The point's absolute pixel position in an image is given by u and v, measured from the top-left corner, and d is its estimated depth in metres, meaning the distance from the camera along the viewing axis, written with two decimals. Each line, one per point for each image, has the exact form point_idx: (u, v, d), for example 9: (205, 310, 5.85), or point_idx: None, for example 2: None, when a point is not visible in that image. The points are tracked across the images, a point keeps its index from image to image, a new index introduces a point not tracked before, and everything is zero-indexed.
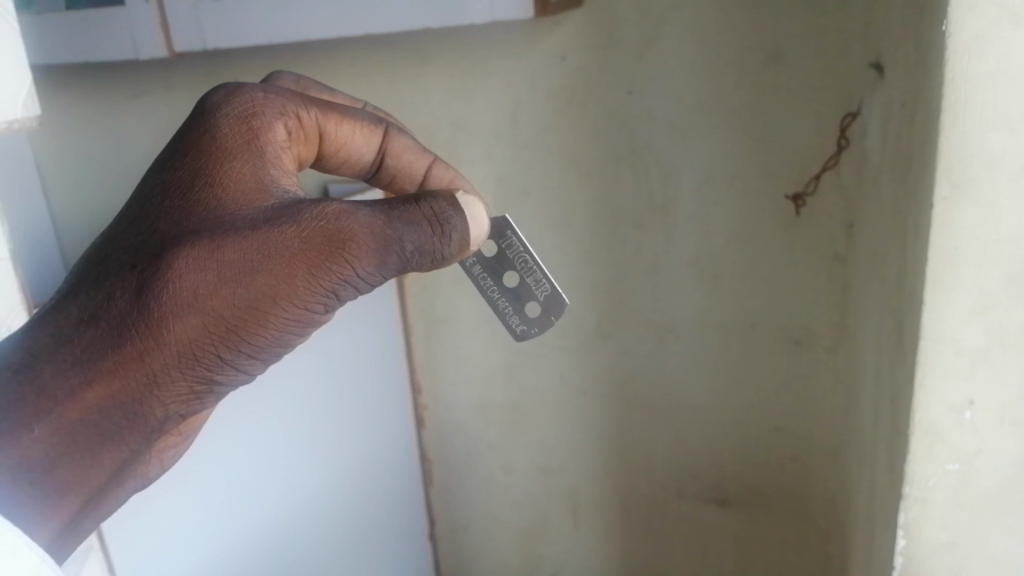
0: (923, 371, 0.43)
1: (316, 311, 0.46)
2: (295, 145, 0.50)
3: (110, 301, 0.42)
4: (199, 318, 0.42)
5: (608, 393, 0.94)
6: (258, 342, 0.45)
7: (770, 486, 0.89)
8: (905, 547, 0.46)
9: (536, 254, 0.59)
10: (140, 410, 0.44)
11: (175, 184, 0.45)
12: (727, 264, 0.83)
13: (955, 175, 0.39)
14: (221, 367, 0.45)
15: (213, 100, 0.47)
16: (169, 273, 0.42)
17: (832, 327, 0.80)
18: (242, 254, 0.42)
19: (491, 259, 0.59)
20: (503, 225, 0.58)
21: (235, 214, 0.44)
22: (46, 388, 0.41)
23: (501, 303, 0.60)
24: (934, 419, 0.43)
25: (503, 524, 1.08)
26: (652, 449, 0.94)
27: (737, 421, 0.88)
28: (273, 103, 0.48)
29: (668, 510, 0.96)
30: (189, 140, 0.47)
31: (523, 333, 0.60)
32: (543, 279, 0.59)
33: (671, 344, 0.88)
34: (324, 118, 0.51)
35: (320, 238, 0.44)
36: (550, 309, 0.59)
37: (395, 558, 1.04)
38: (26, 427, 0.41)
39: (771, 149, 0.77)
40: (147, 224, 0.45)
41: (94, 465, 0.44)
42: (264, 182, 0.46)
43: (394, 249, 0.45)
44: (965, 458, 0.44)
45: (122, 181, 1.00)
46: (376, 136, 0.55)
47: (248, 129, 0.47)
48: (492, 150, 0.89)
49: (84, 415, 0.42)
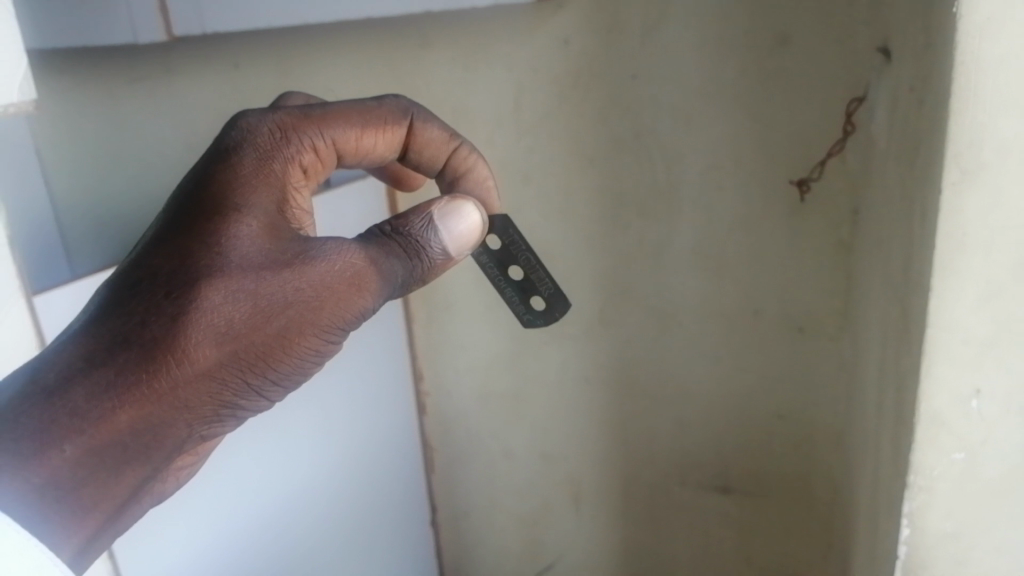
0: (929, 361, 0.42)
1: (330, 340, 0.49)
2: (318, 168, 0.54)
3: (142, 324, 0.42)
4: (232, 347, 0.44)
5: (611, 381, 0.94)
6: (280, 369, 0.47)
7: (772, 473, 0.89)
8: (909, 537, 0.45)
9: (537, 252, 0.64)
10: (166, 431, 0.44)
11: (202, 211, 0.46)
12: (730, 251, 0.82)
13: (965, 161, 0.39)
14: (244, 392, 0.46)
15: (233, 138, 0.50)
16: (208, 304, 0.43)
17: (836, 315, 0.80)
18: (274, 288, 0.45)
19: (495, 253, 0.65)
20: (507, 222, 0.64)
21: (263, 247, 0.46)
22: (80, 409, 0.41)
23: (507, 293, 0.67)
24: (940, 409, 0.42)
25: (505, 511, 1.08)
26: (653, 436, 0.94)
27: (740, 409, 0.88)
28: (290, 142, 0.51)
29: (670, 497, 0.96)
30: (211, 171, 0.48)
31: (529, 322, 0.67)
32: (545, 276, 0.65)
33: (673, 331, 0.88)
34: (344, 139, 0.55)
35: (342, 273, 0.48)
36: (554, 303, 0.66)
37: (397, 545, 1.04)
38: (59, 447, 0.40)
39: (776, 135, 0.76)
40: (174, 248, 0.45)
41: (116, 483, 0.44)
42: (283, 217, 0.49)
43: (395, 279, 0.51)
44: (970, 447, 0.43)
45: (122, 166, 1.00)
46: (398, 137, 0.59)
47: (267, 169, 0.50)
48: (495, 137, 0.88)
49: (114, 436, 0.42)
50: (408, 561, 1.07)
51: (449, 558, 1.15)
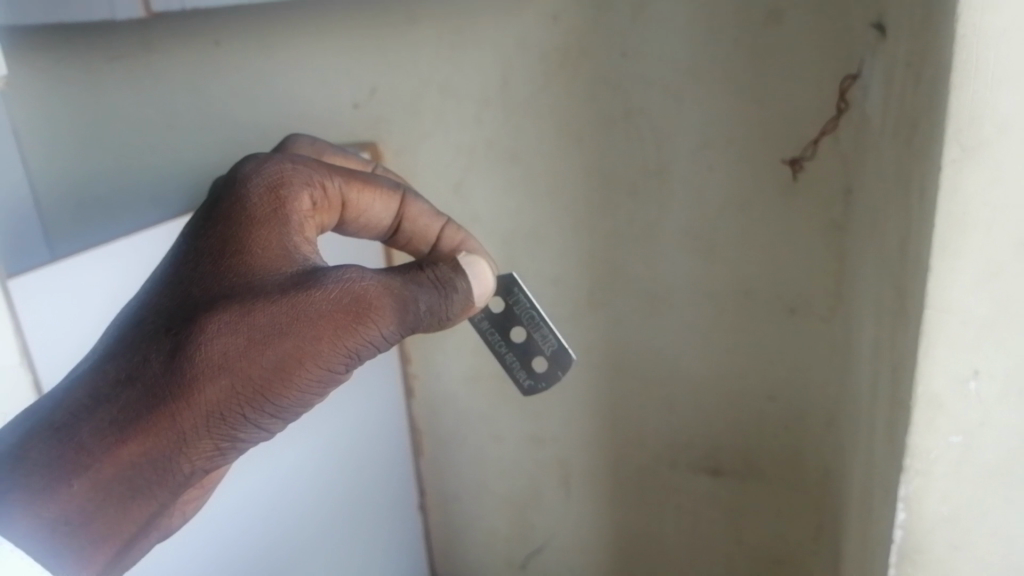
0: (927, 342, 0.41)
1: (338, 370, 0.48)
2: (320, 213, 0.53)
3: (145, 361, 0.43)
4: (229, 380, 0.44)
5: (600, 364, 0.93)
6: (282, 402, 0.46)
7: (763, 455, 0.89)
8: (904, 520, 0.44)
9: (542, 311, 0.68)
10: (170, 465, 0.44)
11: (207, 251, 0.47)
12: (722, 230, 0.81)
13: (965, 138, 0.37)
14: (244, 426, 0.46)
15: (246, 169, 0.50)
16: (202, 337, 0.43)
17: (827, 296, 0.80)
18: (271, 318, 0.44)
19: (500, 317, 0.68)
20: (511, 284, 0.67)
21: (265, 278, 0.46)
22: (84, 445, 0.42)
23: (509, 357, 0.70)
24: (938, 391, 0.41)
25: (495, 495, 1.07)
26: (644, 418, 0.93)
27: (731, 390, 0.88)
28: (301, 174, 0.51)
29: (660, 479, 0.96)
30: (219, 210, 0.49)
31: (530, 384, 0.70)
32: (550, 335, 0.69)
33: (663, 313, 0.87)
34: (347, 186, 0.54)
35: (344, 301, 0.46)
36: (556, 362, 0.69)
37: (385, 530, 1.03)
38: (66, 483, 0.41)
39: (768, 113, 0.75)
40: (182, 288, 0.46)
41: (124, 518, 0.44)
42: (289, 248, 0.48)
43: (410, 308, 0.49)
44: (969, 430, 0.42)
45: (100, 146, 0.98)
46: (393, 202, 0.58)
47: (276, 198, 0.49)
48: (481, 115, 0.86)
49: (118, 471, 0.42)
50: (396, 544, 1.06)
51: (438, 542, 1.15)
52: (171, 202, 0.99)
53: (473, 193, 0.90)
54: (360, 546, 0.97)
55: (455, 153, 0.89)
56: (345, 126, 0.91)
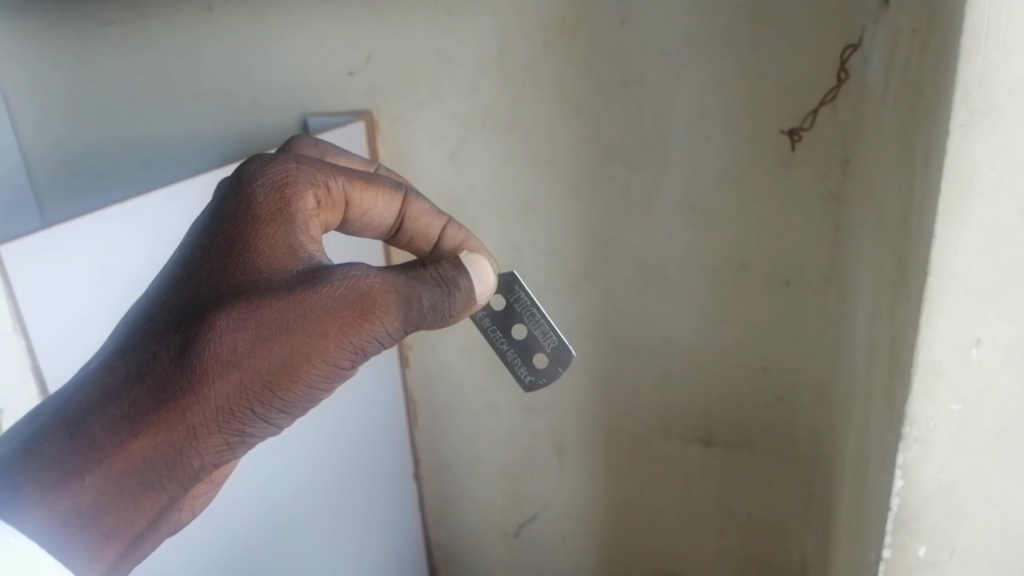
0: (929, 310, 0.40)
1: (344, 365, 0.47)
2: (323, 213, 0.50)
3: (154, 357, 0.42)
4: (238, 375, 0.42)
5: (594, 335, 0.93)
6: (291, 397, 0.45)
7: (756, 426, 0.90)
8: (902, 488, 0.43)
9: (543, 308, 0.64)
10: (180, 460, 0.43)
11: (214, 248, 0.46)
12: (719, 201, 0.81)
13: (974, 102, 0.36)
14: (254, 421, 0.45)
15: (251, 169, 0.48)
16: (210, 333, 0.42)
17: (823, 267, 0.80)
18: (278, 314, 0.43)
19: (500, 312, 0.64)
20: (512, 281, 0.63)
21: (272, 276, 0.45)
22: (96, 439, 0.41)
23: (510, 354, 0.66)
24: (938, 358, 0.40)
25: (488, 465, 1.08)
26: (638, 389, 0.94)
27: (726, 362, 0.88)
28: (305, 172, 0.49)
29: (653, 449, 0.96)
30: (225, 208, 0.47)
31: (531, 383, 0.66)
32: (550, 331, 0.64)
33: (659, 284, 0.87)
34: (351, 185, 0.51)
35: (350, 298, 0.45)
36: (557, 360, 0.65)
37: (380, 498, 1.03)
38: (78, 477, 0.40)
39: (768, 83, 0.74)
40: (189, 286, 0.44)
41: (135, 512, 0.43)
42: (295, 247, 0.47)
43: (414, 305, 0.48)
44: (969, 398, 0.41)
45: (90, 110, 0.97)
46: (397, 201, 0.54)
47: (281, 198, 0.47)
48: (477, 83, 0.85)
49: (128, 465, 0.41)
50: (390, 513, 1.06)
51: (432, 511, 1.15)
52: (163, 169, 0.98)
53: (468, 162, 0.89)
54: (354, 514, 0.98)
55: (451, 121, 0.88)
56: (340, 92, 0.90)
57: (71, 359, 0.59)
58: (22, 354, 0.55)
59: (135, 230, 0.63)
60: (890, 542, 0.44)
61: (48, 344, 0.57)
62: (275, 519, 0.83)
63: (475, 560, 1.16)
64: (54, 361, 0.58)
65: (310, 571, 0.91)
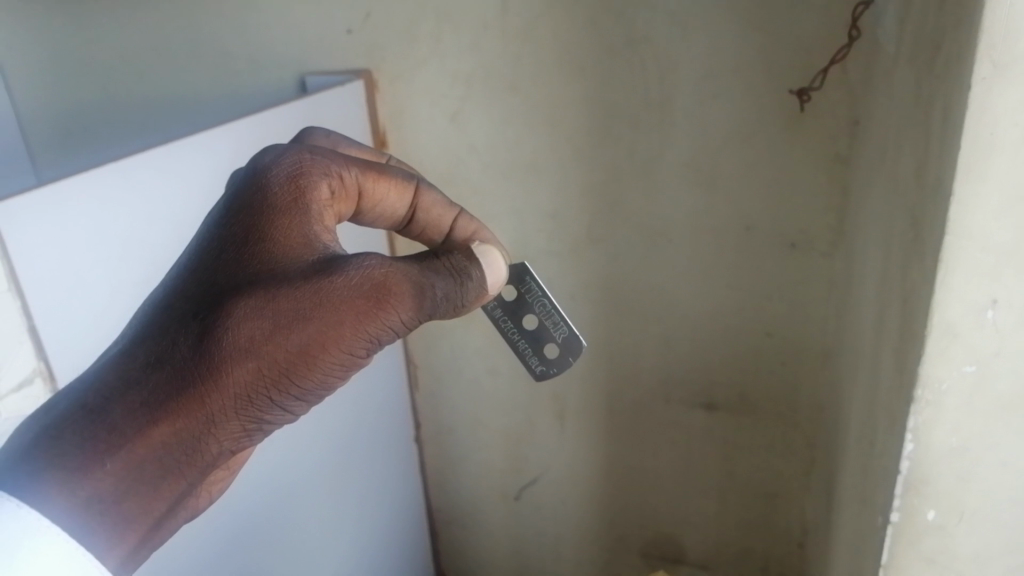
0: (945, 270, 0.38)
1: (359, 354, 0.47)
2: (337, 203, 0.50)
3: (173, 345, 0.42)
4: (256, 362, 0.42)
5: (596, 299, 0.92)
6: (308, 384, 0.45)
7: (759, 391, 0.89)
8: (912, 452, 0.42)
9: (554, 299, 0.63)
10: (198, 446, 0.43)
11: (230, 237, 0.45)
12: (725, 163, 0.80)
13: (997, 54, 0.35)
14: (271, 408, 0.45)
15: (265, 159, 0.48)
16: (229, 321, 0.42)
17: (830, 230, 0.79)
18: (296, 303, 0.43)
19: (510, 302, 0.64)
20: (522, 271, 0.63)
21: (288, 265, 0.44)
22: (116, 426, 0.40)
23: (520, 344, 0.65)
24: (954, 320, 0.39)
25: (489, 429, 1.07)
26: (640, 354, 0.93)
27: (730, 326, 0.87)
28: (320, 163, 0.49)
29: (654, 413, 0.96)
30: (240, 198, 0.47)
31: (542, 373, 0.65)
32: (561, 322, 0.64)
33: (662, 248, 0.86)
34: (364, 176, 0.51)
35: (367, 286, 0.45)
36: (567, 350, 0.64)
37: (382, 457, 1.04)
38: (98, 463, 0.40)
39: (776, 42, 0.73)
40: (205, 274, 0.44)
41: (154, 500, 0.42)
42: (310, 237, 0.46)
43: (428, 294, 0.48)
44: (983, 360, 0.40)
45: (83, 70, 0.96)
46: (408, 192, 0.54)
47: (296, 188, 0.47)
48: (479, 42, 0.83)
49: (150, 452, 0.41)
50: (391, 475, 1.07)
51: (433, 474, 1.15)
52: (157, 130, 0.97)
53: (469, 123, 0.88)
54: (357, 477, 0.98)
55: (451, 81, 0.86)
56: (338, 51, 0.88)
57: (68, 322, 0.58)
58: (17, 315, 0.55)
59: (132, 192, 0.62)
60: (898, 505, 0.44)
61: (44, 304, 0.56)
62: (280, 482, 0.83)
63: (476, 523, 1.17)
64: (51, 324, 0.57)
65: (313, 535, 0.91)
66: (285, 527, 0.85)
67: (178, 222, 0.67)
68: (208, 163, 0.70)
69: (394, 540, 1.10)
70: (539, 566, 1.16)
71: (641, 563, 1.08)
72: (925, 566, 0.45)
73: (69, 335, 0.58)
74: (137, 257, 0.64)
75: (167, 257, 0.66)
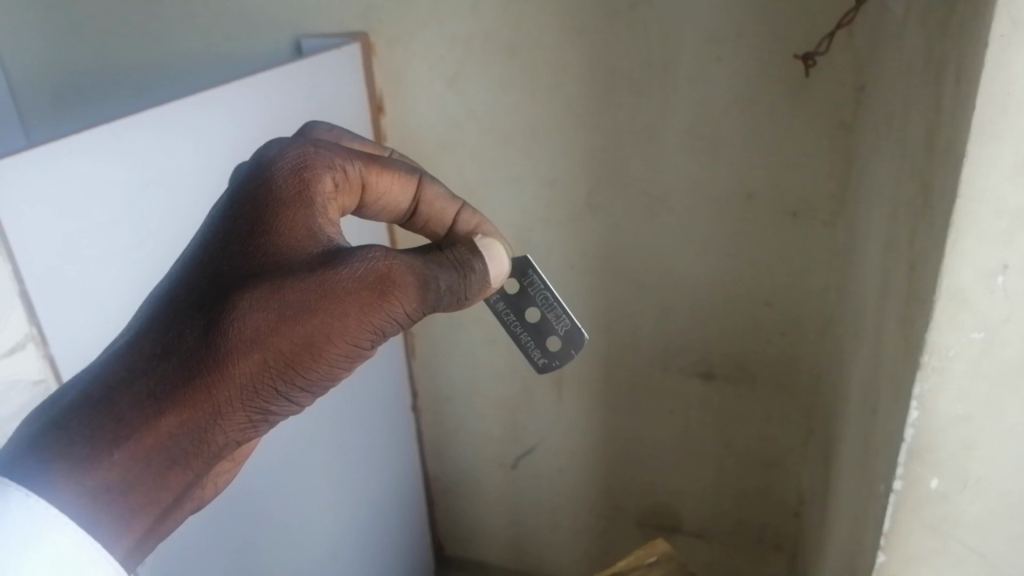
0: (956, 234, 0.38)
1: (364, 346, 0.46)
2: (341, 196, 0.49)
3: (179, 336, 0.42)
4: (261, 354, 0.42)
5: (595, 268, 0.91)
6: (312, 375, 0.45)
7: (757, 360, 0.89)
8: (917, 419, 0.42)
9: (557, 292, 0.61)
10: (205, 437, 0.43)
11: (234, 229, 0.45)
12: (727, 130, 0.79)
13: (1017, 10, 0.34)
14: (276, 399, 0.45)
15: (270, 152, 0.48)
16: (234, 313, 0.42)
17: (832, 198, 0.78)
18: (301, 295, 0.43)
19: (513, 296, 0.62)
20: (525, 264, 0.61)
21: (292, 257, 0.44)
22: (123, 416, 0.40)
23: (523, 337, 0.63)
24: (963, 285, 0.38)
25: (486, 398, 1.07)
26: (638, 323, 0.93)
27: (729, 295, 0.87)
28: (323, 156, 0.48)
29: (652, 383, 0.96)
30: (243, 190, 0.47)
31: (545, 365, 0.63)
32: (563, 315, 0.62)
33: (662, 216, 0.85)
34: (367, 170, 0.51)
35: (371, 278, 0.45)
36: (570, 343, 0.62)
37: (379, 424, 1.03)
38: (106, 453, 0.40)
39: (782, 5, 0.71)
40: (210, 266, 0.44)
41: (161, 490, 0.42)
42: (314, 229, 0.46)
43: (433, 286, 0.47)
44: (991, 326, 0.39)
45: (74, 32, 0.94)
46: (411, 185, 0.53)
47: (300, 181, 0.47)
48: (478, 4, 0.81)
49: (157, 442, 0.41)
50: (389, 444, 1.07)
51: (430, 442, 1.15)
52: (149, 94, 0.95)
53: (468, 87, 0.86)
54: (354, 448, 0.98)
55: (450, 44, 0.85)
56: (334, 13, 0.87)
57: (61, 287, 0.57)
58: (9, 279, 0.54)
59: (125, 154, 0.61)
60: (901, 473, 0.43)
61: (37, 268, 0.55)
62: (277, 453, 0.82)
63: (472, 491, 1.17)
64: (44, 288, 0.56)
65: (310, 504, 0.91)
66: (283, 495, 0.85)
67: (171, 185, 0.66)
68: (203, 126, 0.68)
69: (391, 509, 1.10)
70: (535, 535, 1.16)
71: (637, 532, 1.09)
72: (927, 534, 0.45)
73: (63, 298, 0.58)
74: (130, 220, 0.62)
75: (161, 221, 0.65)
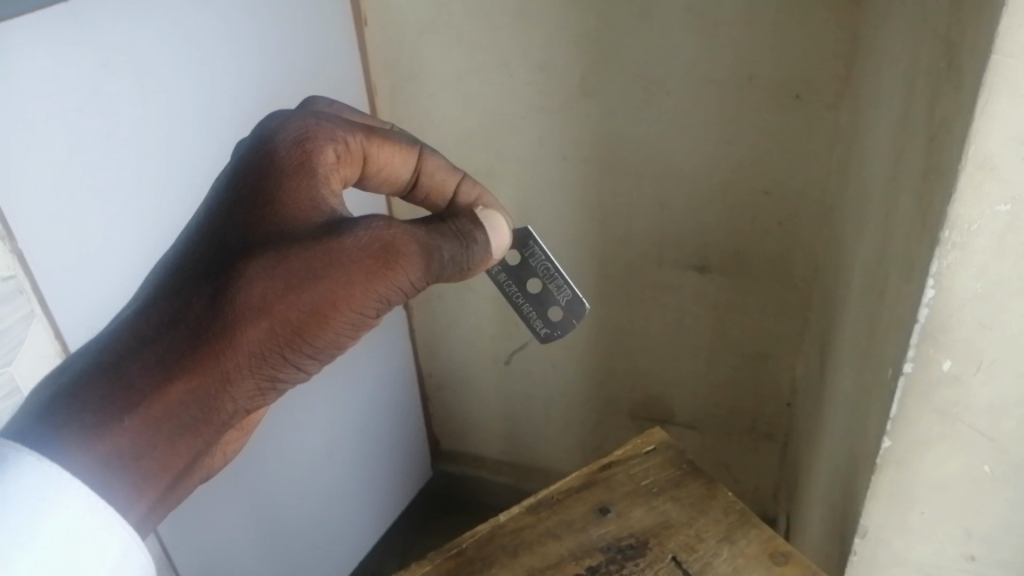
0: (989, 96, 0.34)
1: (369, 314, 0.46)
2: (344, 167, 0.48)
3: (186, 306, 0.43)
4: (269, 322, 0.43)
5: (589, 158, 0.88)
6: (319, 342, 0.45)
7: (754, 251, 0.87)
8: (933, 299, 0.40)
9: (558, 262, 0.59)
10: (214, 404, 0.43)
11: (237, 202, 0.45)
12: (729, 6, 0.74)
13: None
14: (284, 366, 0.45)
15: (271, 124, 0.47)
16: (241, 281, 0.42)
17: (836, 80, 0.74)
18: (307, 263, 0.43)
19: (515, 267, 0.60)
20: (526, 235, 0.59)
21: (297, 227, 0.44)
22: (133, 383, 0.41)
23: (526, 309, 0.60)
24: (992, 154, 0.36)
25: (478, 295, 1.05)
26: (632, 215, 0.90)
27: (726, 185, 0.84)
28: (324, 127, 0.47)
29: (646, 277, 0.94)
30: (246, 162, 0.46)
31: (547, 336, 0.60)
32: (564, 284, 0.59)
33: (658, 101, 0.81)
34: (368, 141, 0.50)
35: (376, 246, 0.44)
36: (571, 312, 0.59)
37: (375, 358, 1.04)
38: (117, 421, 0.40)
39: None
40: (216, 237, 0.44)
41: (173, 457, 0.43)
42: (318, 200, 0.45)
43: (435, 255, 0.47)
44: (1019, 198, 0.37)
45: None
46: (411, 158, 0.53)
47: (302, 153, 0.46)
48: None
49: (168, 409, 0.41)
50: (385, 377, 1.08)
51: (420, 340, 1.14)
52: None
53: None
54: (352, 385, 1.00)
55: None
56: None
57: (27, 180, 0.54)
58: None
59: (87, 34, 0.56)
60: (912, 356, 0.42)
61: None
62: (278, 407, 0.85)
63: (465, 388, 1.16)
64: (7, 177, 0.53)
65: (310, 445, 0.93)
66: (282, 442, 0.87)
67: (141, 69, 0.61)
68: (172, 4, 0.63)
69: (385, 435, 1.11)
70: (528, 429, 1.17)
71: (630, 425, 1.09)
72: (935, 418, 0.44)
73: (29, 191, 0.54)
74: (98, 108, 0.58)
75: (136, 158, 0.63)
